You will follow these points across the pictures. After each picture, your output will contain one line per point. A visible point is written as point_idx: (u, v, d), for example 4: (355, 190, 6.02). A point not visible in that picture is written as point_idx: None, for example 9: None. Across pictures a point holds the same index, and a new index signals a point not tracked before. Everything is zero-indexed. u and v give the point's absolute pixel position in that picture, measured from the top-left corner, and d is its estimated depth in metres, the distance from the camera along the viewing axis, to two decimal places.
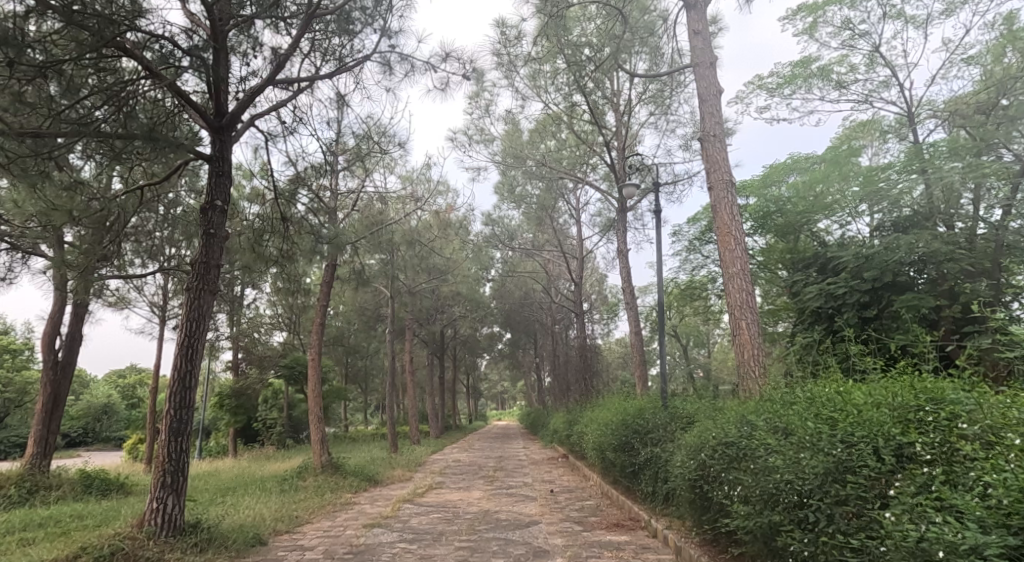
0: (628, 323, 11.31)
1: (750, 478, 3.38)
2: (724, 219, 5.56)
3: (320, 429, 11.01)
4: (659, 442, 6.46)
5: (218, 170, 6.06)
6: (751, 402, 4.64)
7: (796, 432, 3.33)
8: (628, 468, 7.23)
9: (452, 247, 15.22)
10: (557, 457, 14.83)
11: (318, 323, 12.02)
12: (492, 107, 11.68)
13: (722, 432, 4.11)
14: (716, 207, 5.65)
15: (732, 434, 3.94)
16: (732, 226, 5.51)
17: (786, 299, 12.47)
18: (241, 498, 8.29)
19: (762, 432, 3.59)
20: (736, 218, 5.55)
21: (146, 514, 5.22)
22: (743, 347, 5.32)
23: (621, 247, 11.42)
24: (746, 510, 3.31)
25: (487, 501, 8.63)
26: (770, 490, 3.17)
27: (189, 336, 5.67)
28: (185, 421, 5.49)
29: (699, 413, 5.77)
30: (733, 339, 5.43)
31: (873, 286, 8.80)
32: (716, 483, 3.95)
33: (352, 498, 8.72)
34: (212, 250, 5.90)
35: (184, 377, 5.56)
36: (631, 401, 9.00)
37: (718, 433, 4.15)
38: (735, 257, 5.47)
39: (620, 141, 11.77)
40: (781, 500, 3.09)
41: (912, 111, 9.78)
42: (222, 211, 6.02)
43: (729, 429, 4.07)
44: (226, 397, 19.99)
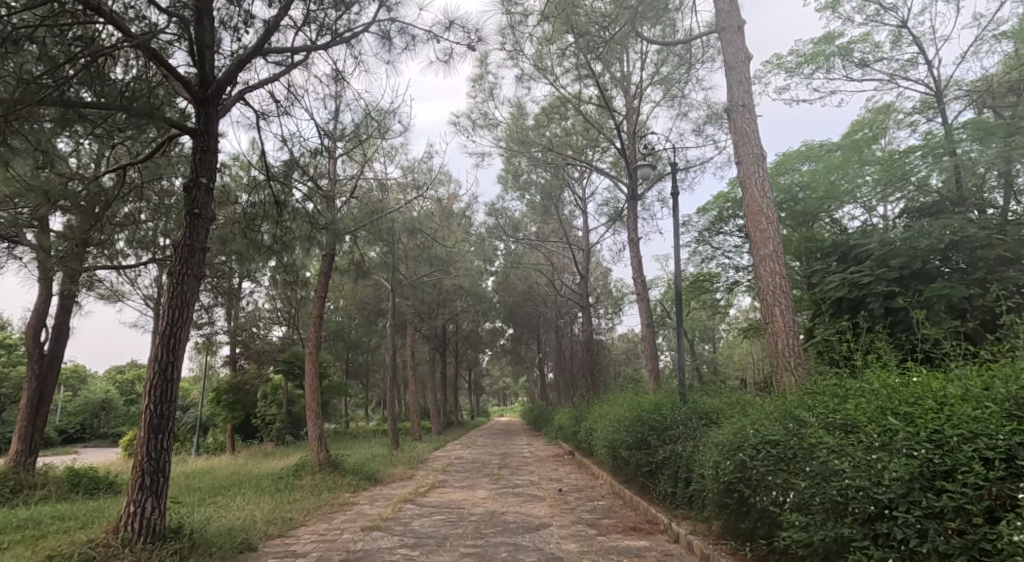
0: (638, 316, 10.84)
1: (806, 483, 2.95)
2: (755, 194, 5.10)
3: (318, 425, 10.57)
4: (679, 439, 6.01)
5: (203, 145, 5.59)
6: (789, 395, 4.20)
7: (862, 430, 2.91)
8: (643, 467, 6.77)
9: (455, 238, 14.75)
10: (563, 455, 14.38)
11: (316, 317, 11.58)
12: (496, 90, 11.20)
13: (761, 429, 3.66)
14: (745, 183, 5.20)
15: (776, 431, 3.48)
16: (763, 204, 5.05)
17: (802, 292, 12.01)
18: (233, 499, 7.86)
19: (817, 429, 3.16)
20: (767, 195, 5.09)
21: (122, 519, 4.77)
22: (776, 335, 4.87)
23: (631, 236, 10.95)
24: (805, 521, 2.87)
25: (493, 501, 8.21)
26: (835, 498, 2.75)
27: (171, 324, 5.23)
28: (168, 416, 5.06)
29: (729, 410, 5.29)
30: (764, 327, 4.97)
31: (900, 275, 8.34)
32: (755, 486, 3.51)
33: (352, 499, 8.30)
34: (198, 231, 5.46)
35: (166, 369, 5.12)
36: (644, 396, 8.55)
37: (756, 431, 3.69)
38: (767, 237, 5.01)
39: (630, 126, 11.25)
40: (851, 511, 2.67)
41: (939, 90, 9.26)
42: (209, 189, 5.58)
43: (769, 426, 3.61)
44: (224, 392, 19.59)
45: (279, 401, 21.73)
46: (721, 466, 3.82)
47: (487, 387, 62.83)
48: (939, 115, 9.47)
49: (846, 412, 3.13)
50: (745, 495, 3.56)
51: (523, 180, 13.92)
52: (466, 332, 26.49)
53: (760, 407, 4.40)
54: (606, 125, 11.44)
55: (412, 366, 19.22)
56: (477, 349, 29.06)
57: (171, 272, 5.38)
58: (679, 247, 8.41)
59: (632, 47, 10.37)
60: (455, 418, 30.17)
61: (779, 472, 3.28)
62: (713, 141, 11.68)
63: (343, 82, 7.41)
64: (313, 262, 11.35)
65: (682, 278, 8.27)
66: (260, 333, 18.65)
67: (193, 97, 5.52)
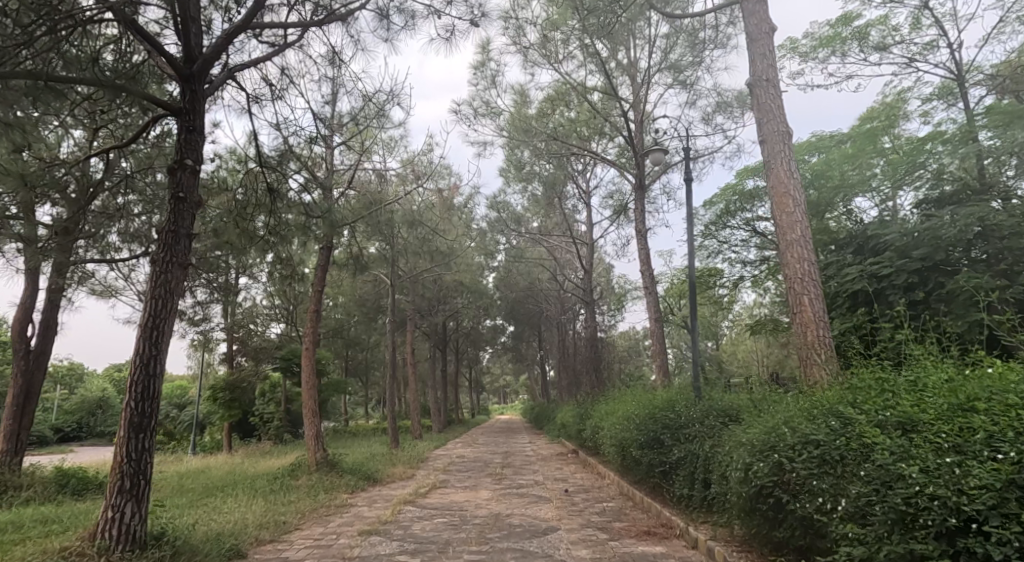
0: (646, 310, 10.50)
1: (864, 488, 2.64)
2: (779, 176, 4.80)
3: (315, 423, 10.23)
4: (696, 438, 5.68)
5: (189, 125, 5.21)
6: (824, 390, 3.87)
7: (929, 430, 2.60)
8: (655, 467, 6.44)
9: (456, 232, 14.42)
10: (566, 453, 14.06)
11: (313, 312, 11.23)
12: (499, 78, 10.85)
13: (799, 428, 3.33)
14: (769, 164, 4.90)
15: (818, 430, 3.16)
16: (790, 185, 4.73)
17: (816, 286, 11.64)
18: (225, 501, 7.52)
19: (870, 428, 2.84)
20: (794, 176, 4.78)
21: (99, 525, 4.43)
22: (803, 326, 4.54)
23: (638, 228, 10.61)
24: (865, 532, 2.56)
25: (497, 502, 7.87)
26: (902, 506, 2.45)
27: (154, 316, 4.88)
28: (150, 414, 4.71)
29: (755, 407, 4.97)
30: (791, 317, 4.64)
31: (921, 266, 8.00)
32: (794, 491, 3.19)
33: (350, 501, 7.97)
34: (183, 217, 5.11)
35: (148, 364, 4.77)
36: (654, 393, 8.23)
37: (793, 429, 3.37)
38: (793, 222, 4.70)
39: (637, 115, 10.87)
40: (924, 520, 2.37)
41: (960, 74, 8.89)
42: (196, 173, 5.22)
43: (809, 424, 3.29)
44: (220, 390, 19.22)
45: (278, 399, 21.39)
46: (752, 468, 3.49)
47: (488, 385, 62.65)
48: (959, 101, 9.12)
49: (902, 409, 2.81)
50: (782, 501, 3.23)
51: (526, 171, 13.60)
52: (466, 329, 26.16)
53: (789, 403, 4.08)
54: (612, 114, 11.09)
55: (412, 363, 18.89)
56: (478, 346, 28.72)
57: (155, 260, 5.03)
58: (691, 237, 8.07)
59: (640, 32, 10.00)
60: (455, 416, 29.87)
61: (826, 477, 2.96)
62: (722, 130, 11.33)
63: (340, 64, 7.05)
64: (310, 255, 11.00)
65: (695, 269, 7.95)
66: (258, 329, 18.30)
67: (178, 72, 5.13)
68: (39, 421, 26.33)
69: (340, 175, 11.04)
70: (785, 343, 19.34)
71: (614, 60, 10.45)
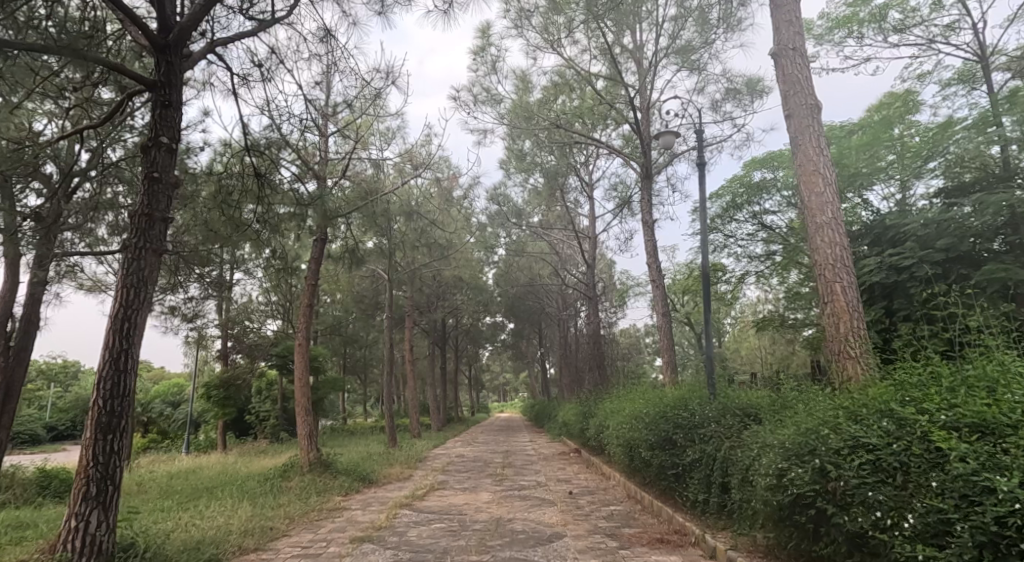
0: (654, 305, 10.10)
1: (948, 504, 2.33)
2: (808, 154, 4.66)
3: (308, 421, 9.82)
4: (710, 440, 5.28)
5: (164, 100, 4.77)
6: (863, 387, 3.56)
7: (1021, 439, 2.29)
8: (666, 469, 6.05)
9: (456, 225, 14.02)
10: (569, 453, 13.68)
11: (306, 307, 10.81)
12: (499, 63, 10.45)
13: (844, 428, 3.00)
14: (797, 141, 4.77)
15: (871, 433, 2.83)
16: (819, 162, 4.58)
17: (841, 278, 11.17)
18: (211, 505, 7.13)
19: (944, 432, 2.53)
20: (823, 153, 4.61)
21: (62, 536, 4.04)
22: (836, 317, 4.29)
23: (645, 219, 10.20)
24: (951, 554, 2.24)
25: (499, 505, 7.47)
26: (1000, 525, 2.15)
27: (125, 307, 4.47)
28: (121, 414, 4.32)
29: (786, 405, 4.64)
30: (822, 306, 4.43)
31: (944, 257, 7.62)
32: (844, 503, 2.81)
33: (344, 504, 7.58)
34: (158, 199, 4.71)
35: (118, 359, 4.36)
36: (664, 391, 7.83)
37: (837, 431, 3.03)
38: (824, 202, 4.55)
39: (644, 102, 10.47)
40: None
41: (984, 56, 8.48)
42: (175, 152, 4.83)
43: (857, 425, 2.95)
44: (214, 388, 18.78)
45: (274, 397, 21.00)
46: (789, 475, 3.10)
47: (488, 383, 62.37)
48: (981, 85, 8.72)
49: (973, 409, 2.53)
50: (828, 514, 2.84)
51: (527, 161, 13.17)
52: (466, 326, 25.76)
53: (823, 400, 3.75)
54: (618, 102, 10.70)
55: (411, 361, 18.50)
56: (477, 343, 28.31)
57: (129, 246, 4.62)
58: (704, 226, 7.52)
59: (647, 14, 9.60)
60: (455, 414, 29.52)
61: (889, 487, 2.62)
62: (731, 119, 10.95)
63: (332, 41, 6.65)
64: (304, 248, 10.61)
65: (706, 262, 7.33)
66: (253, 326, 17.90)
67: (152, 42, 4.71)
68: (31, 421, 25.85)
69: (335, 164, 10.62)
70: (791, 340, 18.97)
71: (619, 45, 10.04)
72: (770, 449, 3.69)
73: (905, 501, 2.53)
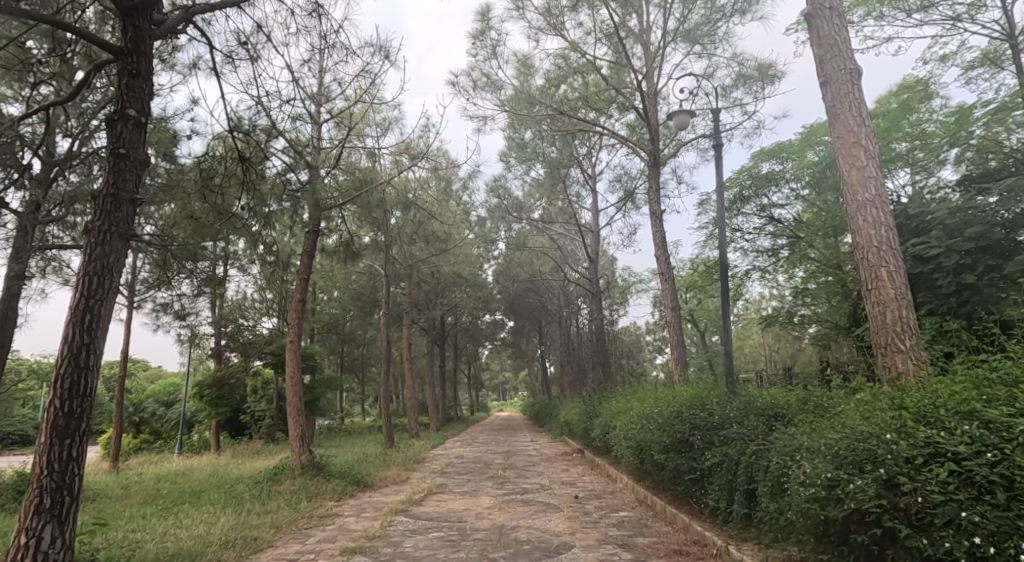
0: (662, 299, 9.66)
1: None
2: (850, 125, 4.82)
3: (300, 422, 9.35)
4: (733, 441, 4.87)
5: (132, 69, 4.31)
6: (917, 387, 3.29)
7: None
8: (683, 474, 5.59)
9: (455, 218, 13.58)
10: (571, 454, 13.25)
11: (298, 302, 10.32)
12: (500, 47, 10.00)
13: (919, 438, 2.71)
14: (836, 112, 4.93)
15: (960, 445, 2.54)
16: (861, 136, 4.74)
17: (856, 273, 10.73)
18: (194, 512, 6.68)
19: None
20: (864, 126, 4.78)
21: (11, 553, 3.61)
22: (884, 303, 4.39)
23: (654, 209, 9.74)
24: None
25: (500, 511, 7.02)
26: None
27: (87, 297, 4.01)
28: (83, 416, 3.88)
29: (819, 407, 4.34)
30: (867, 293, 4.51)
31: (974, 247, 7.18)
32: (921, 525, 2.53)
33: (336, 510, 7.14)
34: (125, 177, 4.24)
35: (78, 354, 3.90)
36: (676, 389, 7.39)
37: (909, 441, 2.74)
38: (865, 177, 4.71)
39: (650, 87, 10.04)
40: None
41: (1012, 35, 8.03)
42: (147, 128, 4.39)
43: (937, 436, 2.67)
44: (207, 386, 18.36)
45: (269, 396, 20.51)
46: (848, 487, 2.78)
47: (487, 382, 62.03)
48: (1008, 66, 8.29)
49: None
50: (902, 536, 2.55)
51: (528, 149, 12.71)
52: (465, 323, 25.31)
53: (870, 399, 3.47)
54: (625, 87, 10.25)
55: (409, 360, 18.05)
56: (477, 342, 27.86)
57: (92, 230, 4.14)
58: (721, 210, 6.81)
59: None
60: (454, 414, 29.06)
61: (988, 507, 2.36)
62: (741, 105, 10.51)
63: (324, 15, 6.21)
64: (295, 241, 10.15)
65: (724, 253, 6.69)
66: (247, 323, 17.43)
67: (116, 3, 4.23)
68: (23, 421, 25.35)
69: (327, 152, 10.12)
70: (798, 337, 18.53)
71: (625, 28, 9.60)
72: (812, 454, 3.35)
73: (1013, 526, 2.27)
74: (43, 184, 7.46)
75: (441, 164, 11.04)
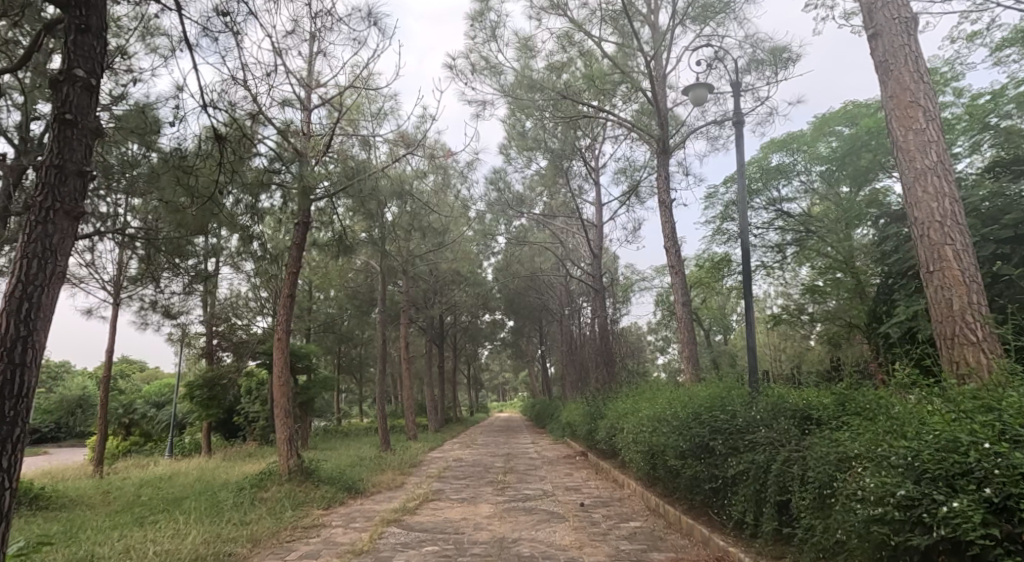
0: (673, 294, 9.15)
1: None
2: (906, 82, 4.62)
3: (288, 424, 8.81)
4: (762, 447, 4.34)
5: (80, 23, 3.79)
6: (999, 390, 2.93)
7: None
8: (704, 484, 5.06)
9: (454, 212, 13.10)
10: (574, 457, 12.69)
11: (286, 298, 9.76)
12: (499, 28, 9.47)
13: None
14: (890, 66, 4.72)
15: None
16: (919, 98, 4.53)
17: (876, 266, 10.19)
18: (166, 524, 6.15)
19: None
20: (923, 87, 4.56)
21: None
22: (951, 288, 4.16)
23: (663, 199, 9.21)
24: None
25: (501, 521, 6.48)
26: None
27: (24, 282, 3.47)
28: (17, 421, 3.36)
29: (865, 405, 3.93)
30: (929, 276, 4.31)
31: (1013, 234, 6.65)
32: None
33: (322, 520, 6.61)
34: (72, 146, 3.70)
35: (10, 349, 3.37)
36: (692, 389, 6.87)
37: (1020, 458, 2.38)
38: (924, 142, 4.49)
39: (659, 71, 9.53)
40: None
41: None
42: (99, 93, 3.87)
43: None
44: (198, 387, 17.75)
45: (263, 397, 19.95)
46: (944, 510, 2.41)
47: (487, 383, 61.52)
48: None
49: None
50: None
51: (530, 137, 12.19)
52: (465, 322, 24.77)
53: (943, 398, 3.12)
54: (632, 72, 9.74)
55: (407, 360, 17.47)
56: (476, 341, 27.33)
57: (33, 206, 3.61)
58: (743, 191, 6.20)
59: None
60: (454, 415, 28.50)
61: None
62: (753, 91, 9.98)
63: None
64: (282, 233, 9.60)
65: (746, 238, 6.15)
66: (240, 323, 16.94)
67: None
68: None
69: (318, 139, 9.63)
70: (806, 336, 18.04)
71: (632, 7, 9.07)
72: (880, 466, 2.88)
73: None
74: (14, 172, 6.95)
75: (438, 152, 10.50)
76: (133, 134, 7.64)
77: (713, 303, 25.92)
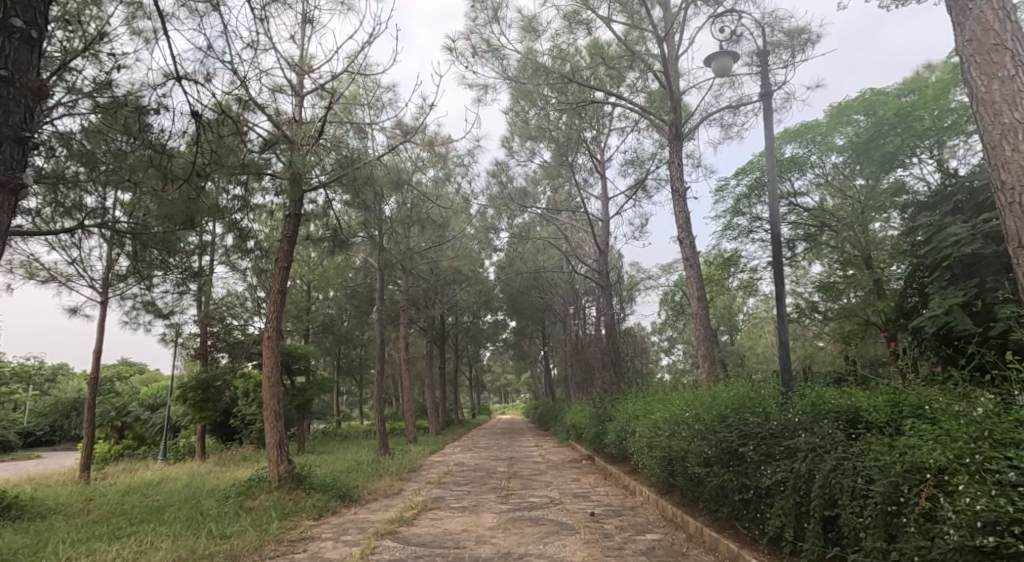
0: (687, 289, 8.62)
1: None
2: (986, 24, 3.85)
3: (277, 427, 8.27)
4: (803, 453, 3.81)
5: None
6: None
7: None
8: (735, 494, 4.51)
9: (456, 206, 12.60)
10: (580, 461, 12.16)
11: (277, 293, 9.17)
12: (502, 7, 8.95)
13: None
14: (968, 4, 3.97)
15: None
16: (1004, 43, 3.78)
17: (899, 259, 9.66)
18: (140, 537, 5.64)
19: None
20: (1009, 30, 3.81)
21: None
22: None
23: (677, 187, 8.69)
24: None
25: (505, 533, 5.94)
26: None
27: None
28: None
29: (928, 405, 3.47)
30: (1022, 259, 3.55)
31: None
32: None
33: (312, 532, 6.08)
34: (8, 108, 3.21)
35: None
36: (712, 389, 6.34)
37: None
38: (1013, 92, 3.71)
39: (670, 53, 9.02)
40: None
41: None
42: (40, 48, 3.40)
43: None
44: (191, 389, 17.02)
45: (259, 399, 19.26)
46: None
47: (490, 386, 60.87)
48: None
49: None
50: None
51: (533, 126, 11.68)
52: (466, 323, 24.25)
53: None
54: (642, 56, 9.23)
55: (407, 361, 16.92)
56: (478, 342, 26.80)
57: None
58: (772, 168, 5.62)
59: None
60: (455, 417, 27.92)
61: None
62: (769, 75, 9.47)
63: None
64: (268, 224, 9.03)
65: (776, 221, 5.59)
66: (237, 323, 16.46)
67: None
68: (5, 425, 24.39)
69: (310, 126, 9.11)
70: (818, 334, 17.53)
71: None
72: (990, 482, 2.44)
73: None
74: None
75: (436, 141, 9.98)
76: (112, 118, 7.15)
77: (720, 302, 25.38)
